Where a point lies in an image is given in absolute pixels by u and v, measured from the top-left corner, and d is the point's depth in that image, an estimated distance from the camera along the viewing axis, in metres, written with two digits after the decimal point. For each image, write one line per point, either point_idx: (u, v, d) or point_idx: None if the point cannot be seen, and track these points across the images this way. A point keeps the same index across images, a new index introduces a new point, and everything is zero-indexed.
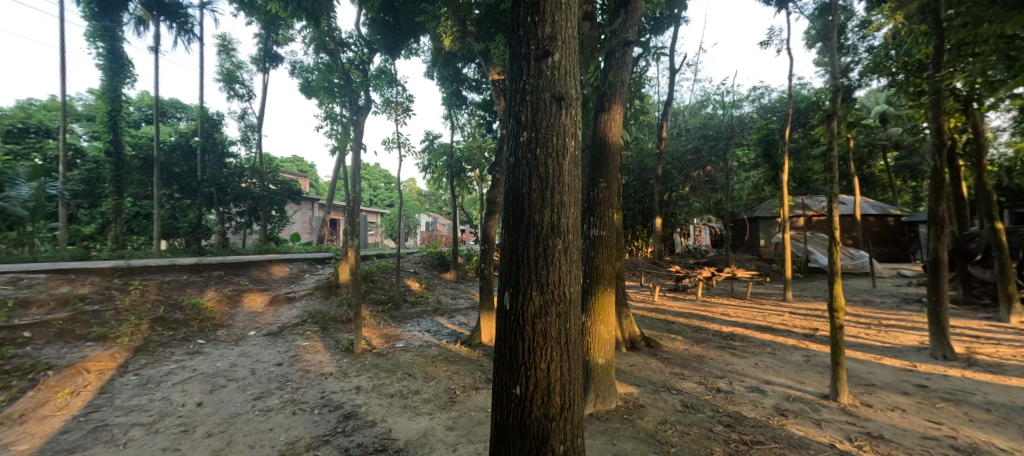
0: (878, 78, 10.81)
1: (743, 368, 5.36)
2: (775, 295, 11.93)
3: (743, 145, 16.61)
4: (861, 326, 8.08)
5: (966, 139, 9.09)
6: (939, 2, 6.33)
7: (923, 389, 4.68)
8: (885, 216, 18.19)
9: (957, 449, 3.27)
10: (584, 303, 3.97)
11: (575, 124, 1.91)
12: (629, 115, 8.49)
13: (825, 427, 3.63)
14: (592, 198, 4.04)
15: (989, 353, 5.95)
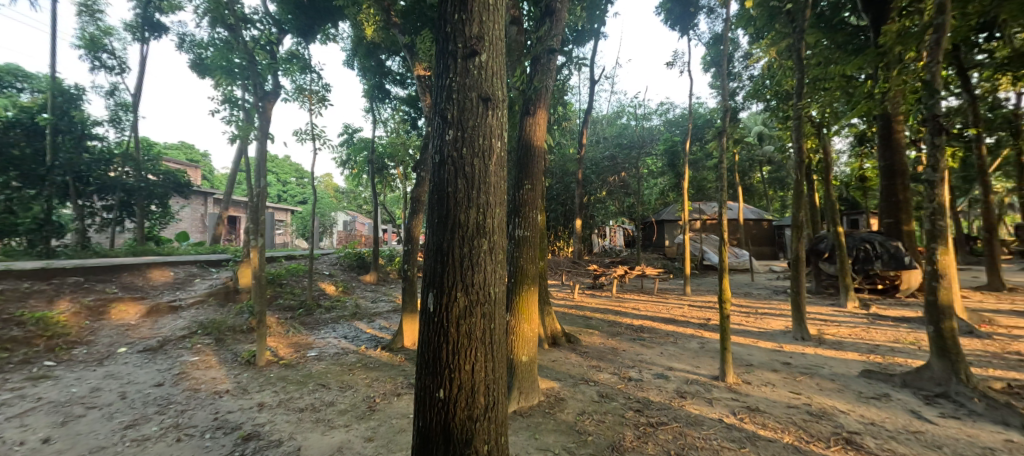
0: (758, 103, 12.60)
1: (649, 357, 5.87)
2: (676, 290, 13.28)
3: (651, 155, 18.24)
4: (743, 315, 9.34)
5: (819, 158, 11.00)
6: (801, 42, 7.59)
7: (788, 366, 5.56)
8: (762, 221, 21.30)
9: (812, 413, 3.93)
10: (509, 303, 4.02)
11: (502, 126, 1.92)
12: (552, 120, 8.82)
13: (715, 404, 4.11)
14: (517, 199, 4.10)
15: (833, 333, 7.26)
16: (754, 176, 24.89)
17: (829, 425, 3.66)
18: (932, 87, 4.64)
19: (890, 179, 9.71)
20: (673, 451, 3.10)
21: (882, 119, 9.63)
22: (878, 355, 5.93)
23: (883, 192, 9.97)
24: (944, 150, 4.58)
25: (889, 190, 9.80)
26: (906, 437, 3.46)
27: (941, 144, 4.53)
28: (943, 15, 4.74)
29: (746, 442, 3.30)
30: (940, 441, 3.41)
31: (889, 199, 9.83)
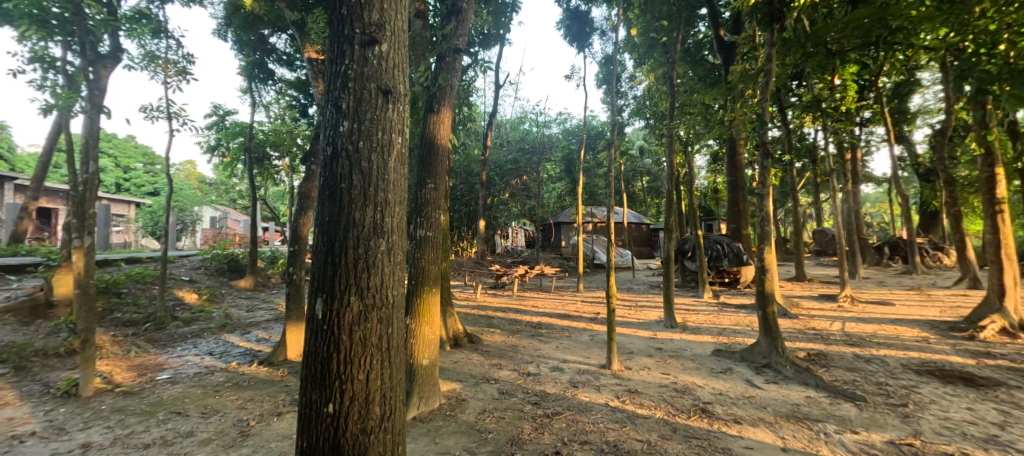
0: (640, 119, 14.19)
1: (546, 352, 6.19)
2: (570, 288, 14.24)
3: (551, 161, 19.27)
4: (626, 308, 10.41)
5: (686, 171, 12.80)
6: (673, 71, 8.74)
7: (660, 351, 6.35)
8: (642, 224, 24.03)
9: (678, 390, 4.55)
10: (408, 306, 3.87)
11: (403, 121, 1.83)
12: (457, 120, 8.78)
13: (602, 390, 4.51)
14: (419, 199, 3.96)
15: (694, 320, 8.51)
16: (636, 185, 28.05)
17: (690, 398, 4.27)
18: (763, 119, 5.76)
19: (734, 191, 11.72)
20: (567, 438, 3.31)
21: (729, 142, 11.63)
22: (726, 337, 7.12)
23: (730, 202, 12.05)
24: (770, 170, 5.69)
25: (734, 201, 11.87)
26: (744, 402, 4.22)
27: (769, 165, 5.63)
28: (771, 63, 5.91)
29: (628, 421, 3.68)
30: (767, 403, 4.23)
31: (734, 208, 11.90)
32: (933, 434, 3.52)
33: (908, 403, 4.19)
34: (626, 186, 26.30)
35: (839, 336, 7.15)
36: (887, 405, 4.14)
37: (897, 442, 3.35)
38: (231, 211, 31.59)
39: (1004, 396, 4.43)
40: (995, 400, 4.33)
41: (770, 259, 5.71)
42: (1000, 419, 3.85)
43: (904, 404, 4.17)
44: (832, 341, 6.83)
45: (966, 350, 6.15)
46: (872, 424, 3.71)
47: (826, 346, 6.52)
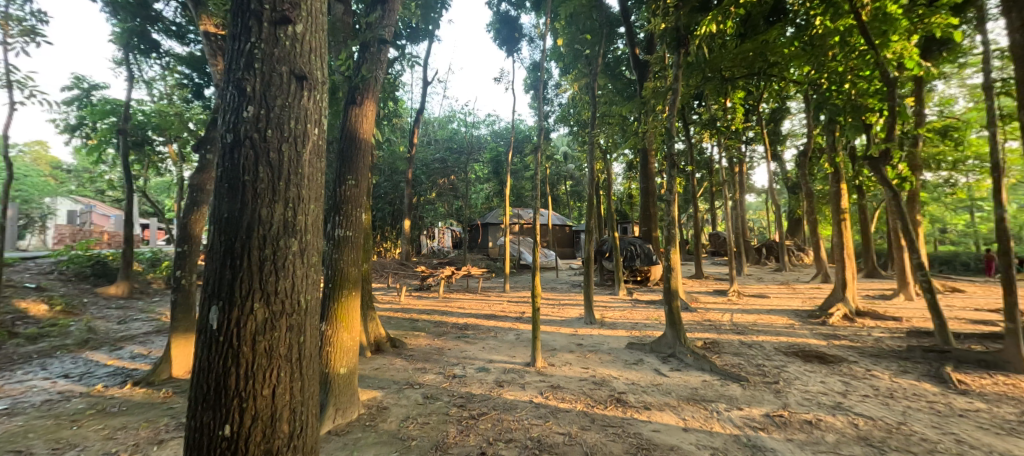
0: (565, 125, 14.83)
1: (472, 353, 6.15)
2: (497, 288, 14.39)
3: (480, 162, 19.30)
4: (550, 306, 10.79)
5: (605, 176, 13.64)
6: (595, 82, 9.23)
7: (581, 346, 6.67)
8: (565, 226, 25.13)
9: (596, 382, 4.82)
10: (324, 311, 3.60)
11: (320, 111, 1.69)
12: (382, 114, 8.40)
13: (526, 387, 4.61)
14: (338, 196, 3.69)
15: (611, 316, 9.09)
16: (561, 188, 29.29)
17: (607, 390, 4.55)
18: (671, 133, 6.35)
19: (646, 197, 12.78)
20: (492, 437, 3.31)
21: (643, 152, 12.64)
22: (638, 331, 7.70)
23: (642, 207, 13.10)
24: (676, 179, 6.28)
25: (646, 206, 12.92)
26: (653, 389, 4.60)
27: (675, 174, 6.21)
28: (678, 82, 6.56)
29: (550, 416, 3.80)
30: (671, 389, 4.65)
31: (646, 212, 12.96)
32: (798, 405, 4.16)
33: (782, 381, 4.90)
34: (551, 189, 27.33)
35: (729, 326, 8.13)
36: (765, 383, 4.80)
37: (771, 415, 3.92)
38: (98, 205, 26.66)
39: (848, 371, 5.39)
40: (842, 373, 5.25)
41: (675, 259, 6.28)
42: (845, 389, 4.68)
43: (777, 382, 4.87)
44: (724, 331, 7.74)
45: (823, 333, 7.38)
46: (753, 400, 4.28)
47: (719, 336, 7.36)
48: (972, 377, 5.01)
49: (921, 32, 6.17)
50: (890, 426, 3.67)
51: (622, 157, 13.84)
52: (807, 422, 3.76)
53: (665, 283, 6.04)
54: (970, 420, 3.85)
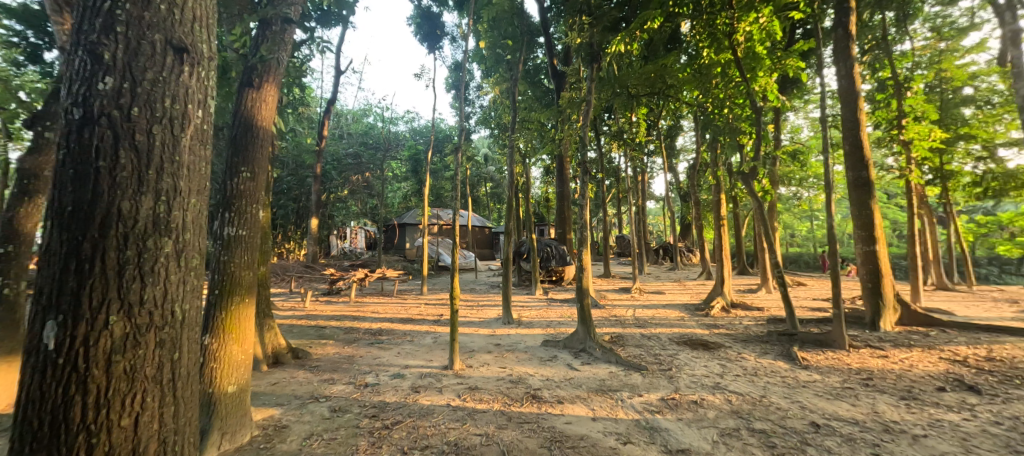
0: (486, 127, 14.98)
1: (385, 359, 5.86)
2: (414, 291, 13.96)
3: (397, 159, 18.58)
4: (469, 308, 10.76)
5: (524, 180, 14.03)
6: (514, 87, 9.42)
7: (499, 346, 6.75)
8: (484, 228, 25.31)
9: (512, 381, 4.91)
10: (209, 322, 3.16)
11: (206, 90, 1.47)
12: (286, 101, 7.63)
13: (443, 391, 4.52)
14: (228, 190, 3.24)
15: (527, 316, 9.36)
16: (481, 190, 29.51)
17: (523, 387, 4.66)
18: (585, 141, 6.74)
19: (562, 201, 13.46)
20: (407, 446, 3.19)
21: (559, 158, 13.29)
22: (553, 329, 8.04)
23: (558, 210, 13.74)
24: (588, 185, 6.68)
25: (561, 209, 13.61)
26: (565, 384, 4.82)
27: (588, 180, 6.60)
28: (591, 95, 7.02)
29: (467, 418, 3.77)
30: (582, 382, 4.92)
31: (561, 215, 13.63)
32: (687, 388, 4.68)
33: (675, 368, 5.47)
34: (471, 191, 27.37)
35: (632, 321, 8.88)
36: (661, 371, 5.32)
37: (666, 398, 4.35)
38: None
39: (726, 355, 6.22)
40: (722, 357, 6.04)
41: (587, 260, 6.67)
42: (723, 371, 5.39)
43: (671, 369, 5.43)
44: (628, 325, 8.43)
45: (707, 324, 8.42)
46: (651, 387, 4.72)
47: (624, 330, 8.00)
48: (814, 355, 6.12)
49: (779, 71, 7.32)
50: (756, 400, 4.32)
51: (540, 162, 14.36)
52: (694, 402, 4.25)
53: (577, 283, 6.38)
54: (812, 390, 4.70)
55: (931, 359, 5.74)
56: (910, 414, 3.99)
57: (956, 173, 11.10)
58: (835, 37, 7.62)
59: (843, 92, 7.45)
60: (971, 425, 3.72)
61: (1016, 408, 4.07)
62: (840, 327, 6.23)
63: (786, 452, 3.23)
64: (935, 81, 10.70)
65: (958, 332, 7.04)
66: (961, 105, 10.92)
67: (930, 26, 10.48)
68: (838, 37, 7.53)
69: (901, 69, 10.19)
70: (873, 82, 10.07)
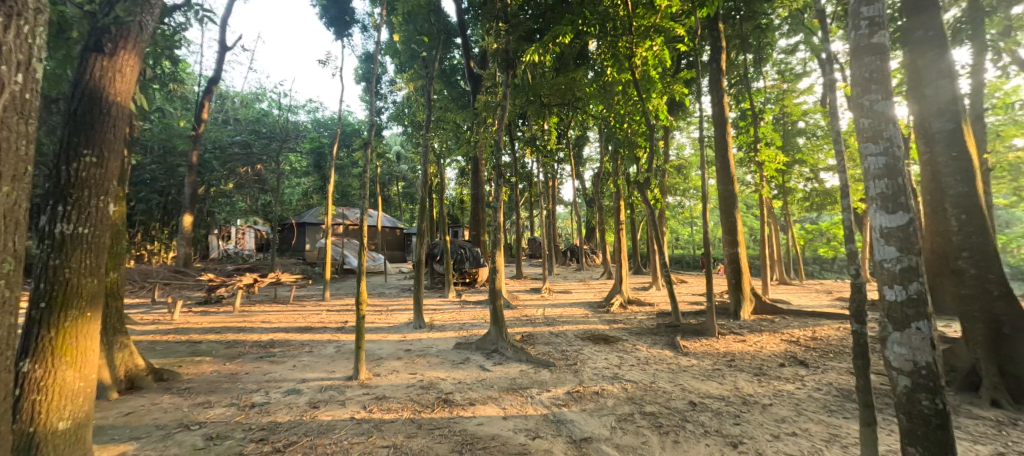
0: (399, 124, 14.45)
1: (278, 373, 5.27)
2: (314, 297, 12.82)
3: (297, 152, 16.93)
4: (376, 313, 10.21)
5: (437, 181, 13.76)
6: (429, 85, 9.18)
7: (408, 352, 6.50)
8: (395, 228, 24.27)
9: (422, 386, 4.77)
10: (29, 343, 2.47)
11: (28, 50, 1.30)
12: (151, 74, 6.42)
13: (346, 404, 4.20)
14: (62, 176, 2.60)
15: (439, 319, 9.19)
16: (392, 189, 28.33)
17: (434, 392, 4.55)
18: (499, 145, 6.84)
19: (476, 203, 13.51)
20: None
21: (474, 160, 13.34)
22: (465, 331, 8.01)
23: (472, 212, 13.75)
24: (502, 188, 6.78)
25: (476, 211, 13.65)
26: (477, 385, 4.82)
27: (501, 183, 6.71)
28: (505, 101, 7.17)
29: (373, 430, 3.56)
30: (493, 382, 4.97)
31: (476, 217, 13.70)
32: (590, 380, 5.01)
33: (579, 363, 5.81)
34: (381, 189, 26.14)
35: (542, 320, 9.24)
36: (568, 366, 5.62)
37: (571, 392, 4.60)
38: None
39: (623, 347, 6.79)
40: (620, 350, 6.58)
41: (500, 261, 6.76)
42: (621, 362, 5.87)
43: (576, 363, 5.76)
44: (538, 324, 8.75)
45: (608, 320, 9.12)
46: (558, 382, 4.95)
47: (534, 329, 8.28)
48: (693, 343, 6.99)
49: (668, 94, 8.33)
50: (648, 386, 4.78)
51: (454, 163, 14.23)
52: (596, 393, 4.56)
53: (490, 284, 6.44)
54: (691, 374, 5.36)
55: (777, 341, 6.96)
56: (763, 387, 4.78)
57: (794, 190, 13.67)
58: (710, 69, 8.87)
59: (715, 117, 8.74)
60: (803, 392, 4.59)
61: (833, 376, 5.13)
62: (713, 318, 7.21)
63: (671, 430, 3.64)
64: (780, 114, 13.10)
65: (795, 318, 8.64)
66: (797, 135, 13.52)
67: (777, 69, 12.81)
68: (713, 70, 8.78)
69: (758, 101, 12.25)
70: (739, 111, 11.94)
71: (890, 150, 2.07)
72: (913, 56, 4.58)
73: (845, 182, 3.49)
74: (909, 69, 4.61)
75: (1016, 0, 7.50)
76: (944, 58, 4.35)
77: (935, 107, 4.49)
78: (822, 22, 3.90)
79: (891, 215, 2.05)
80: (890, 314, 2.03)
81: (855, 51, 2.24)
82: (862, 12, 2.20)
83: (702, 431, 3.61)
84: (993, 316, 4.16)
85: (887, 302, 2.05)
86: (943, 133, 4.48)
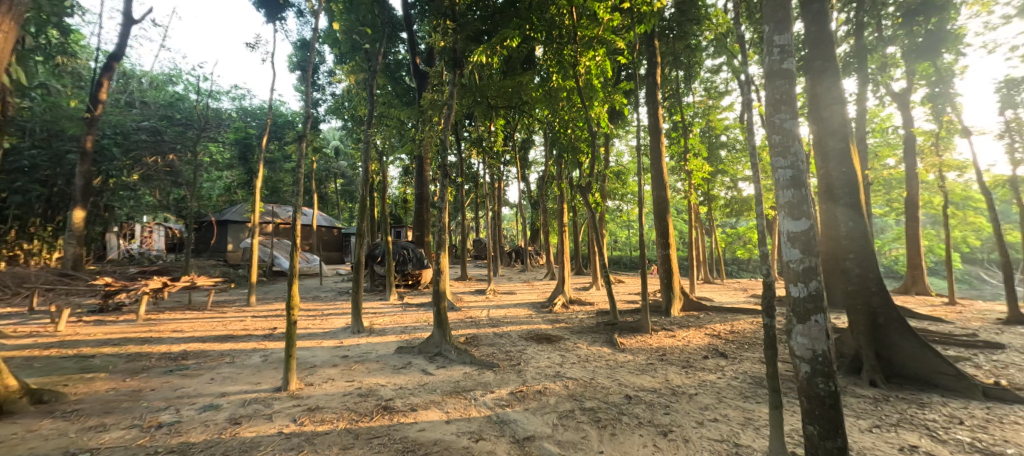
0: (339, 117, 13.77)
1: (192, 388, 4.72)
2: (237, 302, 11.71)
3: (218, 142, 15.40)
4: (309, 317, 9.56)
5: (379, 179, 13.21)
6: (373, 80, 8.79)
7: (345, 358, 6.16)
8: (333, 228, 22.97)
9: (360, 394, 4.55)
10: None
11: None
12: (28, 41, 5.40)
13: (274, 418, 3.87)
14: None
15: (380, 323, 8.82)
16: (328, 186, 26.75)
17: (374, 400, 4.36)
18: (446, 145, 6.74)
19: (420, 204, 13.19)
20: None
21: (419, 159, 13.04)
22: (407, 334, 7.79)
23: (417, 212, 13.40)
24: (448, 188, 6.69)
25: (420, 211, 13.33)
26: (419, 390, 4.71)
27: (447, 183, 6.62)
28: (452, 101, 7.07)
29: (305, 444, 3.32)
30: (436, 386, 4.89)
31: (419, 217, 13.36)
32: (533, 380, 5.11)
33: (523, 363, 5.90)
34: (317, 186, 24.65)
35: (486, 321, 9.25)
36: (512, 367, 5.68)
37: (514, 392, 4.65)
38: None
39: (565, 346, 7.03)
40: (562, 348, 6.78)
41: (444, 262, 6.67)
42: (562, 360, 6.07)
43: (520, 364, 5.84)
44: (483, 325, 8.76)
45: (550, 320, 9.36)
46: (502, 382, 4.99)
47: (478, 330, 8.28)
48: (629, 340, 7.40)
49: (609, 103, 8.75)
50: (587, 383, 4.98)
51: (398, 161, 13.82)
52: (539, 392, 4.66)
53: (434, 286, 6.32)
54: (627, 369, 5.68)
55: (701, 335, 7.60)
56: (689, 379, 5.19)
57: (716, 197, 15.05)
58: (647, 82, 9.46)
59: (651, 127, 9.34)
60: (723, 381, 5.06)
61: (747, 366, 5.72)
62: (647, 315, 7.69)
63: (608, 423, 3.82)
64: (705, 127, 14.35)
65: (716, 314, 9.51)
66: (720, 147, 14.90)
67: (703, 86, 14.03)
68: (649, 83, 9.37)
69: (687, 115, 13.33)
70: (671, 123, 12.94)
71: (797, 165, 2.36)
72: (812, 83, 5.33)
73: (759, 192, 3.90)
74: (810, 95, 5.42)
75: (890, 41, 8.90)
76: (836, 86, 5.14)
77: (830, 127, 5.31)
78: (743, 47, 4.31)
79: (796, 221, 2.33)
80: (795, 309, 2.31)
81: (770, 74, 2.52)
82: (775, 40, 2.47)
83: (637, 422, 3.83)
84: (871, 308, 5.00)
85: (793, 298, 2.32)
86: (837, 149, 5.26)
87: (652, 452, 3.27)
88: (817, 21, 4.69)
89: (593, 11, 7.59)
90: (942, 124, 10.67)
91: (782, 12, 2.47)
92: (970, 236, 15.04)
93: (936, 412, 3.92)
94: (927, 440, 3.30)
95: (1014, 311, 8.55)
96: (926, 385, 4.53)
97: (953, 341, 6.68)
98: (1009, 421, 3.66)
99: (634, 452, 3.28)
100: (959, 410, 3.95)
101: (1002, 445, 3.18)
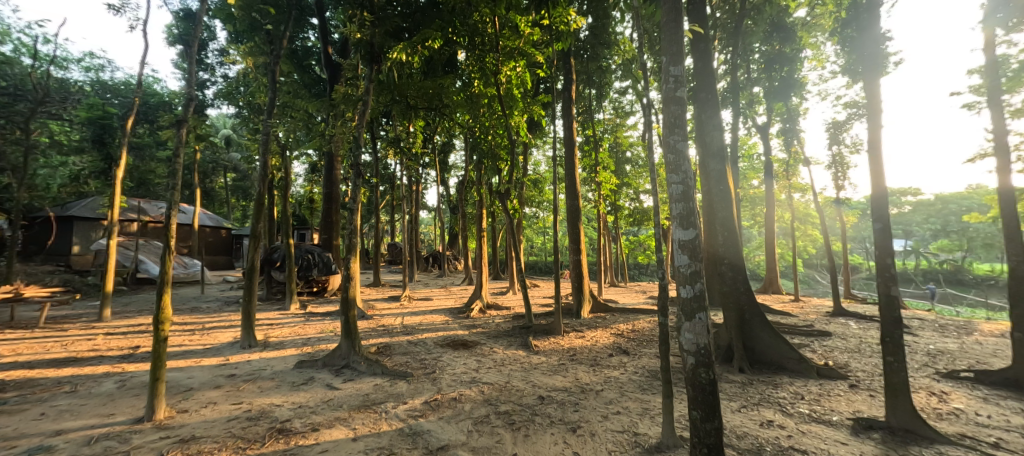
0: (232, 104, 12.24)
1: (12, 428, 3.70)
2: (85, 316, 9.56)
3: (60, 121, 12.53)
4: (185, 333, 8.16)
5: (280, 176, 11.91)
6: (276, 64, 7.90)
7: (231, 378, 5.36)
8: (219, 228, 20.08)
9: (250, 418, 4.02)
10: None
11: None
12: None
13: (131, 455, 3.20)
14: None
15: (276, 335, 7.88)
16: (216, 181, 23.42)
17: (266, 423, 3.89)
18: (359, 142, 6.31)
19: (328, 204, 12.19)
20: None
21: (329, 156, 12.12)
22: (309, 346, 7.10)
23: (325, 213, 12.37)
24: (360, 188, 6.28)
25: (328, 212, 12.35)
26: (322, 407, 4.32)
27: (361, 183, 6.19)
28: (368, 97, 6.67)
29: None
30: (342, 402, 4.52)
31: (327, 219, 12.39)
32: (448, 387, 5.01)
33: (438, 371, 5.75)
34: (200, 181, 21.47)
35: (400, 329, 8.84)
36: (426, 375, 5.52)
37: (428, 401, 4.51)
38: None
39: (482, 351, 7.04)
40: (478, 354, 6.76)
41: (354, 267, 6.23)
42: (478, 366, 6.06)
43: (435, 371, 5.70)
44: (396, 333, 8.36)
45: (468, 325, 9.29)
46: (415, 392, 4.81)
47: (391, 339, 7.89)
48: (544, 342, 7.68)
49: (529, 113, 9.07)
50: (503, 387, 5.04)
51: (303, 157, 12.63)
52: (454, 399, 4.58)
53: (342, 293, 5.87)
54: (541, 370, 5.88)
55: (607, 335, 8.19)
56: (596, 376, 5.56)
57: (620, 207, 16.46)
58: (563, 97, 10.01)
59: (566, 140, 9.88)
60: (625, 376, 5.52)
61: (644, 361, 6.30)
62: (559, 318, 8.06)
63: (522, 425, 3.91)
64: (613, 143, 15.65)
65: (619, 315, 10.34)
66: (625, 162, 16.41)
67: (612, 106, 15.29)
68: (565, 98, 9.92)
69: (598, 130, 14.46)
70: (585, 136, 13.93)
71: (686, 181, 2.61)
72: (698, 112, 5.94)
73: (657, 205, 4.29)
74: (697, 121, 5.93)
75: (755, 82, 10.73)
76: (715, 116, 5.71)
77: (710, 151, 5.80)
78: (643, 74, 4.70)
79: (685, 230, 2.60)
80: (683, 308, 2.57)
81: (666, 99, 2.78)
82: (671, 71, 2.73)
83: (549, 421, 3.98)
84: (740, 306, 5.88)
85: (683, 299, 2.58)
86: (716, 171, 5.84)
87: (563, 449, 3.41)
88: (702, 57, 5.89)
89: (515, 23, 7.80)
90: (792, 154, 12.98)
91: (676, 46, 2.71)
92: (809, 246, 18.49)
93: (785, 391, 4.73)
94: (779, 414, 3.96)
95: (838, 306, 10.71)
96: (779, 369, 5.47)
97: (797, 332, 8.14)
98: (835, 394, 4.57)
99: (546, 450, 3.40)
100: (801, 388, 4.82)
101: (830, 414, 3.96)
